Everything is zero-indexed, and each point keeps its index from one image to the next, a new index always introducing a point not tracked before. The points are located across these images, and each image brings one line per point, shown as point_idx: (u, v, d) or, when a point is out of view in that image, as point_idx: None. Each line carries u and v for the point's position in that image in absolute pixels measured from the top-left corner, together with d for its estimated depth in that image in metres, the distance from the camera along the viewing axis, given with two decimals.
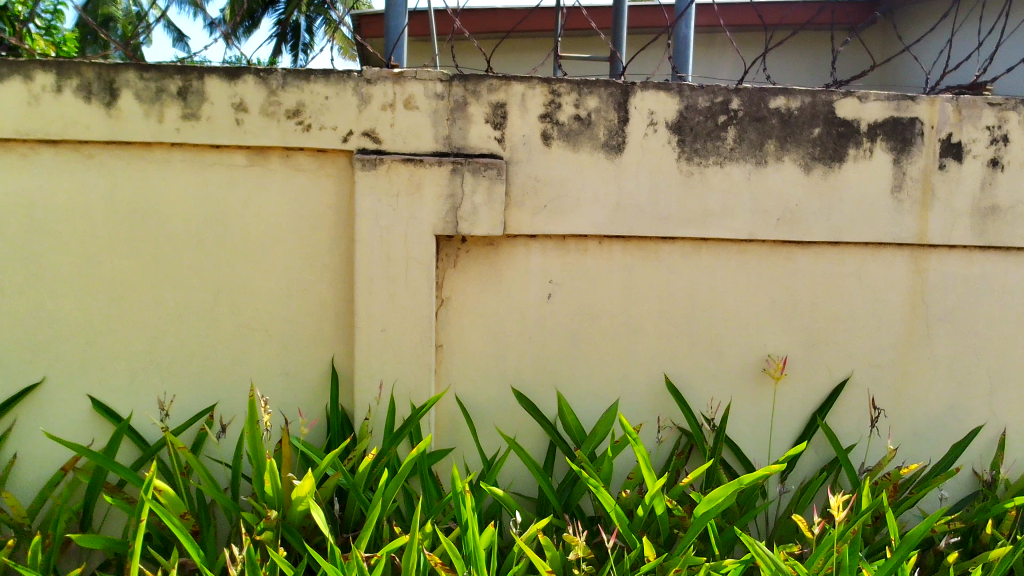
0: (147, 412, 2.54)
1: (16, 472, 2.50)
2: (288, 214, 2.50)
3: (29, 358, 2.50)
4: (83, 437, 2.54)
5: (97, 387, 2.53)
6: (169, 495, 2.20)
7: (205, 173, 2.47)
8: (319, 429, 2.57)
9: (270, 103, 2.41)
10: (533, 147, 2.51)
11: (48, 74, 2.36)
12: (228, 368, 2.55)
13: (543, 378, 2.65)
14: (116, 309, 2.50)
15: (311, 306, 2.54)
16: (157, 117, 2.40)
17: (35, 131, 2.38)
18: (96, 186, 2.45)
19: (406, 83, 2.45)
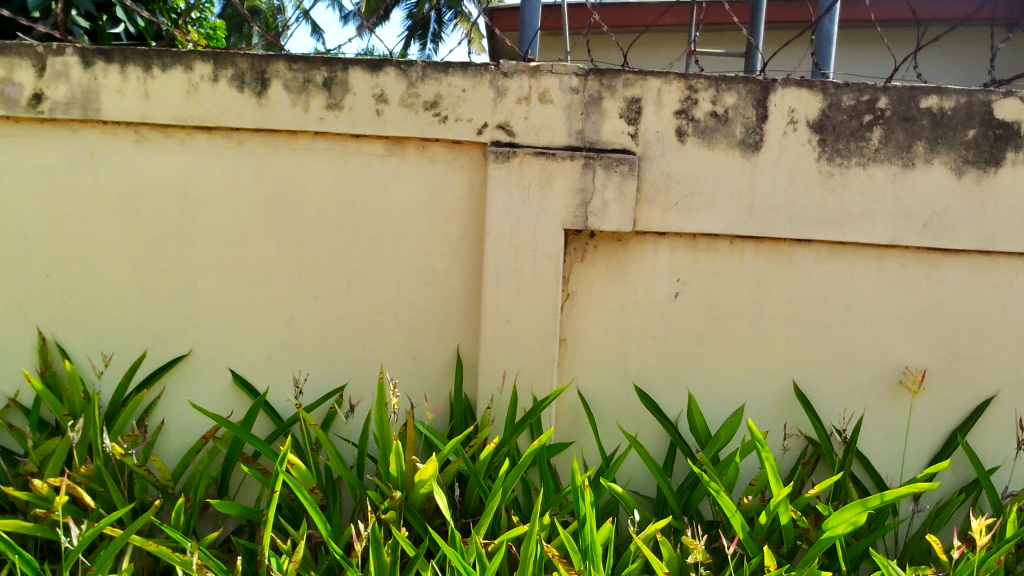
0: (282, 389, 2.66)
1: (163, 438, 2.68)
2: (421, 203, 2.57)
3: (178, 332, 2.66)
4: (223, 408, 2.68)
5: (237, 362, 2.66)
6: (301, 469, 2.31)
7: (345, 161, 2.56)
8: (443, 414, 2.63)
9: (409, 95, 2.47)
10: (666, 143, 2.47)
11: (206, 64, 2.50)
12: (358, 350, 2.64)
13: (667, 377, 2.62)
14: (258, 289, 2.63)
15: (440, 295, 2.60)
16: (303, 107, 2.50)
17: (192, 118, 2.53)
18: (245, 172, 2.58)
19: (542, 77, 2.46)
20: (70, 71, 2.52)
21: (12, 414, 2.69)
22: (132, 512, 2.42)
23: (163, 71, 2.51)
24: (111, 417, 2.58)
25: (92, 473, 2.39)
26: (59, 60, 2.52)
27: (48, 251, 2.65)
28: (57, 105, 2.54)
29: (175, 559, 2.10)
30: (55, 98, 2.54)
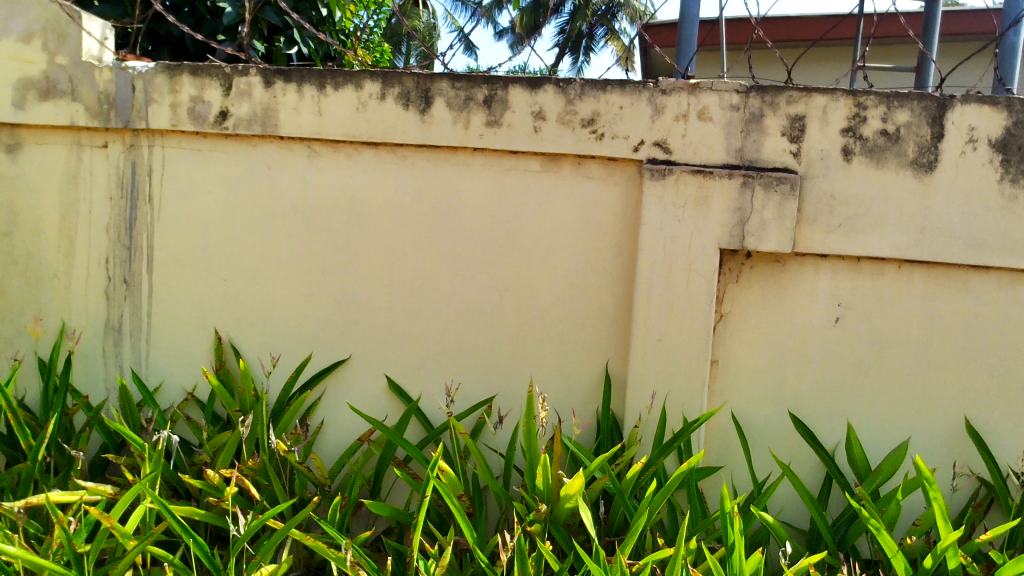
0: (434, 397, 2.73)
1: (323, 437, 2.81)
2: (575, 219, 2.59)
3: (340, 337, 2.79)
4: (379, 413, 2.79)
5: (393, 368, 2.76)
6: (450, 476, 2.37)
7: (501, 176, 2.61)
8: (591, 430, 2.63)
9: (567, 112, 2.50)
10: (831, 162, 2.38)
11: (375, 83, 2.62)
12: (509, 362, 2.68)
13: (824, 406, 2.52)
14: (415, 298, 2.72)
15: (591, 311, 2.61)
16: (464, 124, 2.57)
17: (360, 134, 2.65)
18: (407, 186, 2.69)
19: (701, 94, 2.43)
20: (253, 90, 2.71)
21: (190, 408, 2.90)
22: (293, 506, 2.56)
23: (336, 89, 2.65)
24: (277, 415, 2.74)
25: (258, 466, 2.55)
26: (244, 80, 2.71)
27: (227, 257, 2.84)
28: (241, 121, 2.73)
29: (330, 554, 2.20)
30: (239, 115, 2.73)
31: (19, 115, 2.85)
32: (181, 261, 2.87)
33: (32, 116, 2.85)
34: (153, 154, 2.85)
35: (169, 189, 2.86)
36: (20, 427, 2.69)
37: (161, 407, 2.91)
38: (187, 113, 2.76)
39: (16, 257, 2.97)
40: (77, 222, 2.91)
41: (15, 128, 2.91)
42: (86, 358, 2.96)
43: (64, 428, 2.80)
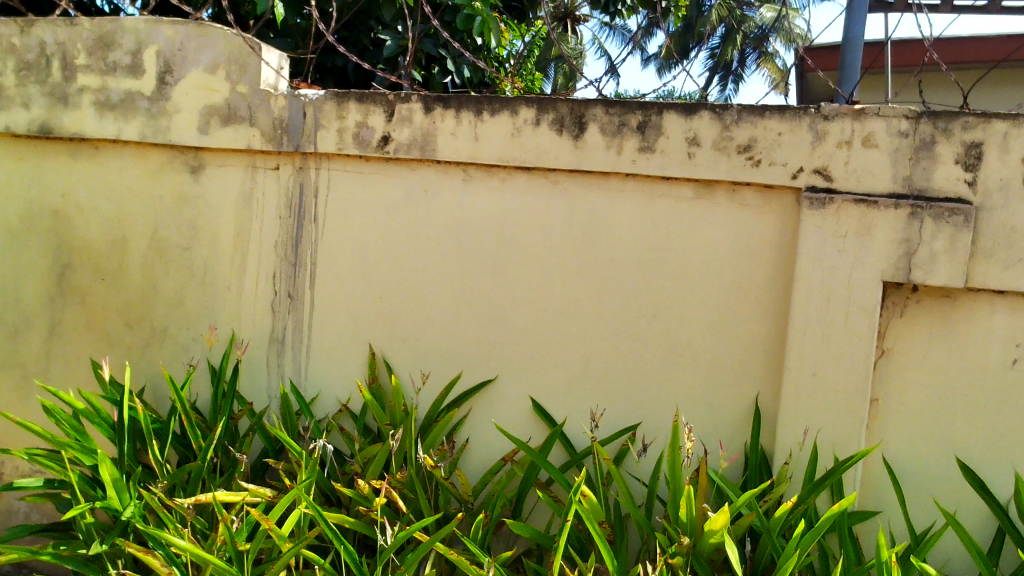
0: (578, 421, 2.73)
1: (468, 454, 2.87)
2: (728, 246, 2.53)
3: (487, 358, 2.84)
4: (523, 434, 2.82)
5: (538, 391, 2.78)
6: (592, 502, 2.36)
7: (653, 202, 2.60)
8: (738, 464, 2.56)
9: (723, 138, 2.46)
10: (1011, 193, 2.23)
11: (530, 109, 2.67)
12: (654, 390, 2.65)
13: (996, 454, 2.34)
14: (562, 322, 2.74)
15: (742, 341, 2.54)
16: (616, 149, 2.58)
17: (514, 158, 2.71)
18: (558, 209, 2.72)
19: (867, 120, 2.33)
20: (414, 116, 2.82)
21: (343, 419, 3.02)
22: (437, 521, 2.63)
23: (492, 115, 2.72)
24: (425, 430, 2.82)
25: (406, 480, 2.64)
26: (406, 106, 2.83)
27: (383, 275, 2.96)
28: (401, 146, 2.85)
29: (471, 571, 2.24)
30: (400, 140, 2.85)
31: (203, 139, 3.09)
32: (341, 278, 3.02)
33: (214, 140, 3.08)
34: (320, 176, 3.01)
35: (332, 209, 3.01)
36: (191, 429, 2.89)
37: (317, 416, 3.05)
38: (352, 138, 2.91)
39: (195, 271, 3.20)
40: (249, 239, 3.12)
41: (199, 151, 3.15)
42: (251, 367, 3.14)
43: (230, 432, 2.99)
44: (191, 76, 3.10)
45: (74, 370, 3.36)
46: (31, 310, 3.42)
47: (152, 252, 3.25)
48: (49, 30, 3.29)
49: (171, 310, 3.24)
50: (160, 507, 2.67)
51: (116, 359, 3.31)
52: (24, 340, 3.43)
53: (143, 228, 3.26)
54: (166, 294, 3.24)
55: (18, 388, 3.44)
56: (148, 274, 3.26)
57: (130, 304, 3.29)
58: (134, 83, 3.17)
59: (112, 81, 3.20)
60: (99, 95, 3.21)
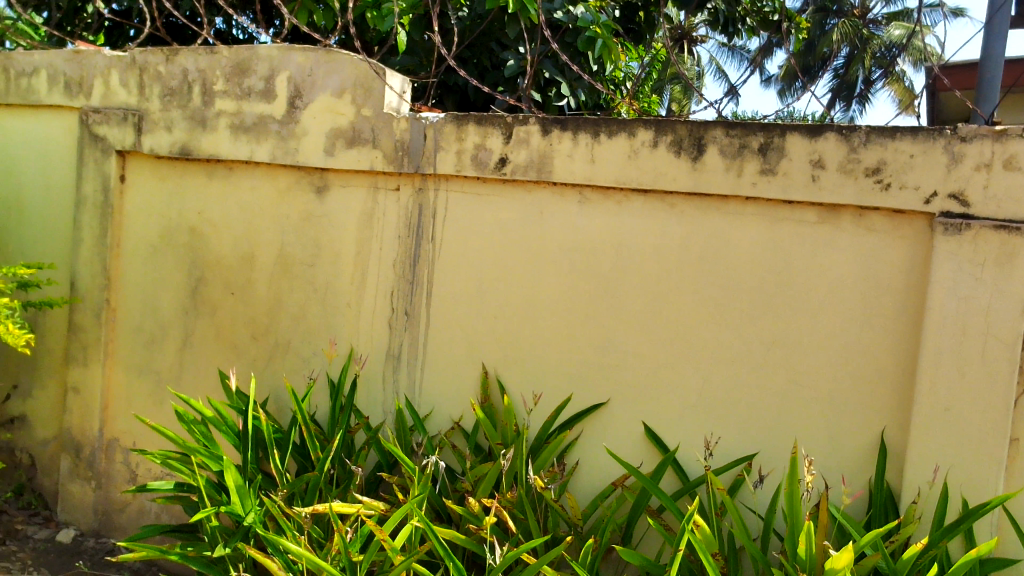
0: (692, 449, 2.67)
1: (578, 477, 2.85)
2: (853, 273, 2.44)
3: (599, 381, 2.82)
4: (634, 459, 2.78)
5: (650, 416, 2.74)
6: (705, 532, 2.30)
7: (774, 226, 2.54)
8: (862, 501, 2.44)
9: (850, 160, 2.39)
10: None
11: (648, 131, 2.66)
12: (772, 421, 2.56)
13: None
14: (677, 347, 2.69)
15: (868, 372, 2.43)
16: (736, 172, 2.54)
17: (630, 180, 2.70)
18: (674, 233, 2.68)
19: (1009, 141, 2.20)
20: (531, 138, 2.85)
21: (455, 436, 3.06)
22: (546, 543, 2.62)
23: (609, 137, 2.72)
24: (535, 451, 2.83)
25: (515, 499, 2.65)
26: (523, 128, 2.86)
27: (498, 295, 2.99)
28: (518, 167, 2.88)
29: None
30: (516, 162, 2.88)
31: (328, 161, 3.21)
32: (456, 297, 3.06)
33: (339, 161, 3.20)
34: (438, 197, 3.08)
35: (449, 230, 3.07)
36: (311, 440, 2.99)
37: (430, 433, 3.09)
38: (471, 160, 2.96)
39: (317, 287, 3.32)
40: (369, 258, 3.21)
41: (324, 172, 3.28)
42: (368, 383, 3.23)
43: (347, 445, 3.07)
44: (319, 100, 3.24)
45: (204, 380, 3.53)
46: (167, 321, 3.62)
47: (278, 268, 3.39)
48: (192, 58, 3.51)
49: (294, 325, 3.37)
50: (279, 515, 2.77)
51: (242, 370, 3.46)
52: (160, 350, 3.63)
53: (271, 245, 3.40)
54: (290, 309, 3.37)
55: (152, 394, 3.64)
56: (274, 290, 3.40)
57: (257, 318, 3.44)
58: (266, 107, 3.34)
59: (247, 106, 3.38)
60: (235, 119, 3.40)
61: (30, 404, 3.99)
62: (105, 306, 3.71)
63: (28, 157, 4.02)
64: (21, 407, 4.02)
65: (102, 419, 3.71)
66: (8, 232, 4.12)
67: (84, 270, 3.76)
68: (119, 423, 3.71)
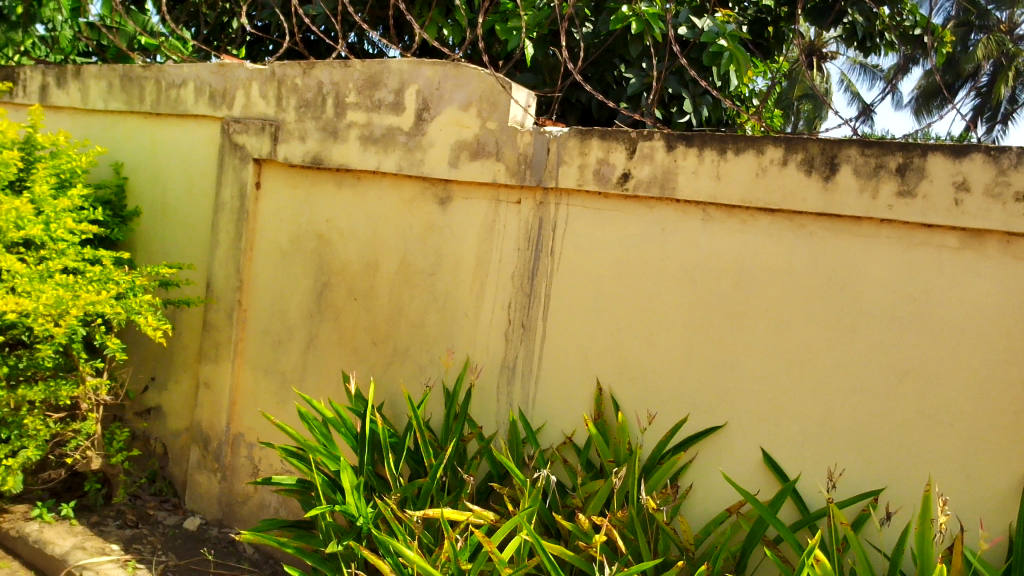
0: (814, 480, 2.57)
1: (692, 500, 2.79)
2: (999, 302, 2.31)
3: (717, 404, 2.75)
4: (752, 485, 2.69)
5: (770, 442, 2.65)
6: (826, 568, 2.20)
7: (910, 251, 2.43)
8: (1002, 548, 2.28)
9: (997, 183, 2.28)
10: None
11: (778, 149, 2.59)
12: (902, 455, 2.44)
13: None
14: (801, 372, 2.60)
15: (1010, 407, 2.29)
16: (871, 193, 2.45)
17: (757, 199, 2.63)
18: (802, 254, 2.60)
19: None
20: (655, 154, 2.82)
21: (567, 451, 3.04)
22: (656, 566, 2.57)
23: (736, 154, 2.66)
24: (648, 471, 2.78)
25: (626, 519, 2.61)
26: (648, 144, 2.84)
27: (615, 311, 2.96)
28: (640, 183, 2.85)
29: None
30: (639, 178, 2.85)
31: (452, 172, 3.28)
32: (573, 311, 3.05)
33: (463, 173, 3.25)
34: (559, 211, 3.08)
35: (568, 243, 3.06)
36: (425, 446, 3.04)
37: (542, 446, 3.09)
38: (593, 175, 2.95)
39: (436, 296, 3.38)
40: (488, 269, 3.25)
41: (448, 183, 3.34)
42: (482, 393, 3.25)
43: (459, 453, 3.10)
44: (446, 113, 3.31)
45: (325, 382, 3.65)
46: (293, 323, 3.76)
47: (400, 276, 3.48)
48: (327, 71, 3.65)
49: (412, 332, 3.44)
50: (392, 518, 2.83)
51: (361, 373, 3.56)
52: (285, 350, 3.78)
53: (394, 253, 3.49)
54: (409, 316, 3.45)
55: (276, 393, 3.79)
56: (395, 297, 3.49)
57: (377, 324, 3.53)
58: (395, 119, 3.44)
59: (377, 118, 3.49)
60: (365, 130, 3.51)
61: (164, 396, 4.23)
62: (236, 307, 3.88)
63: (173, 163, 4.28)
64: (157, 398, 4.26)
65: (230, 414, 3.89)
66: (153, 233, 4.39)
67: (220, 272, 3.96)
68: (244, 418, 3.87)
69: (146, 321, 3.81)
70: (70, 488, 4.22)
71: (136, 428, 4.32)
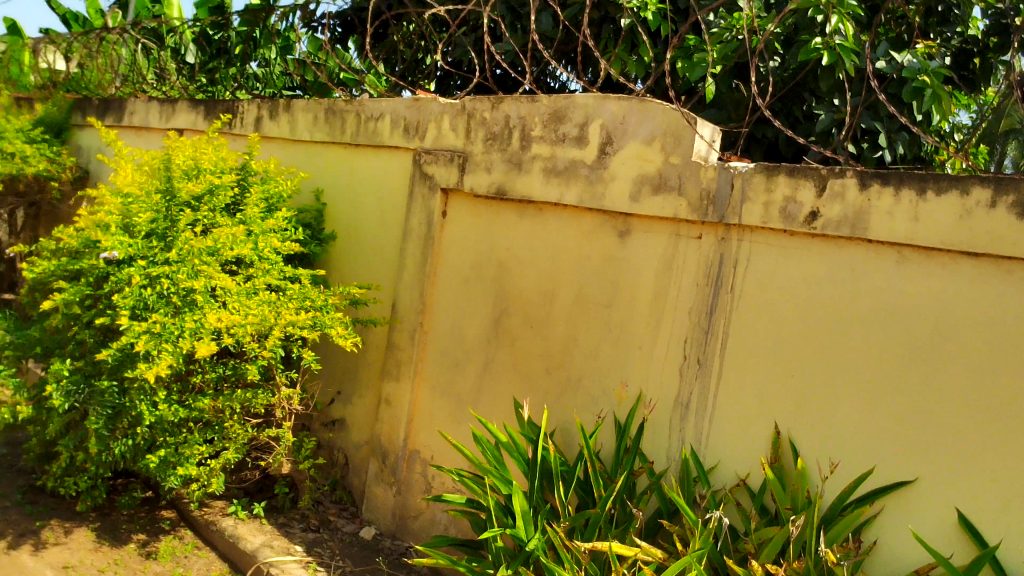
0: (1018, 548, 2.37)
1: (875, 557, 2.64)
2: None
3: (906, 458, 2.59)
4: (944, 548, 2.51)
5: (967, 503, 2.47)
6: None
7: None
8: None
9: None
10: None
11: (985, 189, 2.44)
12: None
13: None
14: (1006, 429, 2.41)
15: None
16: None
17: (960, 242, 2.49)
18: (1010, 303, 2.43)
19: None
20: (847, 192, 2.72)
21: (740, 493, 2.96)
22: None
23: (938, 194, 2.53)
24: (829, 523, 2.66)
25: (801, 569, 2.53)
26: (839, 182, 2.74)
27: (798, 352, 2.85)
28: (830, 222, 2.76)
29: None
30: (828, 216, 2.76)
31: (633, 206, 3.30)
32: (751, 350, 2.98)
33: (643, 207, 3.27)
34: (741, 248, 3.02)
35: (750, 281, 3.00)
36: (595, 477, 3.06)
37: (714, 486, 3.02)
38: (779, 212, 2.89)
39: (611, 328, 3.40)
40: (666, 303, 3.23)
41: (628, 217, 3.36)
42: (654, 428, 3.22)
43: (629, 486, 3.09)
44: (629, 148, 3.34)
45: (499, 406, 3.75)
46: (470, 347, 3.89)
47: (577, 306, 3.52)
48: (515, 106, 3.78)
49: (587, 363, 3.46)
50: (559, 546, 2.88)
51: (534, 401, 3.62)
52: (462, 374, 3.91)
53: (571, 284, 3.54)
54: (583, 347, 3.48)
55: (452, 413, 3.92)
56: (571, 328, 3.53)
57: (552, 352, 3.59)
58: (579, 152, 3.51)
59: (560, 151, 3.58)
60: (548, 163, 3.60)
61: (349, 409, 4.48)
62: (418, 328, 4.06)
63: (368, 191, 4.56)
64: (342, 410, 4.52)
65: (407, 431, 4.06)
66: (346, 255, 4.68)
67: (405, 295, 4.16)
68: (421, 436, 4.04)
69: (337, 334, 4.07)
70: (261, 488, 4.54)
71: (322, 438, 4.59)
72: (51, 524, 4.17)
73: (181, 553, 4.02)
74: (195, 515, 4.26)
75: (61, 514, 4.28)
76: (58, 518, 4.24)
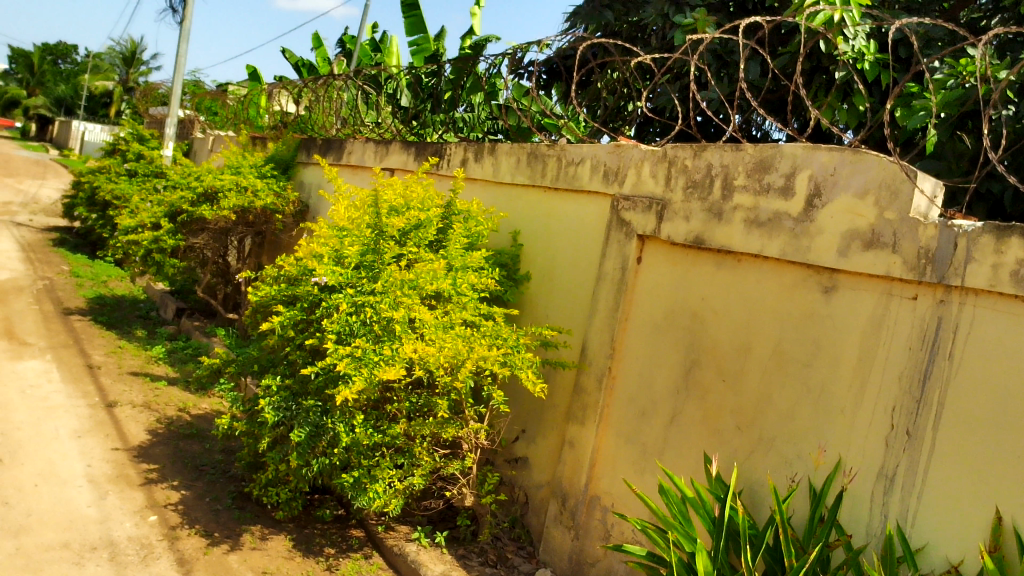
0: None
1: None
2: None
3: None
4: None
5: None
6: None
7: None
8: None
9: None
10: None
11: None
12: None
13: None
14: None
15: None
16: None
17: None
18: None
19: None
20: None
21: None
22: None
23: None
24: None
25: None
26: None
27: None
28: None
29: None
30: None
31: (841, 261, 3.15)
32: (969, 424, 2.73)
33: (853, 263, 3.11)
34: (963, 312, 2.79)
35: (971, 348, 2.75)
36: (786, 544, 2.89)
37: (920, 570, 2.77)
38: (1009, 276, 2.65)
39: (810, 388, 3.23)
40: (873, 366, 3.04)
41: (835, 273, 3.21)
42: (853, 498, 3.01)
43: (823, 559, 2.91)
44: (839, 201, 3.20)
45: (685, 459, 3.66)
46: (658, 396, 3.83)
47: (773, 362, 3.38)
48: (718, 154, 3.72)
49: (780, 422, 3.31)
50: None
51: (723, 457, 3.49)
52: (648, 422, 3.85)
53: (768, 339, 3.41)
54: (778, 405, 3.33)
55: (636, 462, 3.86)
56: (766, 384, 3.39)
57: (743, 408, 3.45)
58: (784, 204, 3.40)
59: (763, 202, 3.48)
60: (751, 214, 3.51)
61: (532, 448, 4.53)
62: (607, 373, 4.05)
63: (564, 234, 4.63)
64: (525, 449, 4.58)
65: (589, 475, 4.04)
66: (539, 296, 4.77)
67: (595, 338, 4.17)
68: (603, 482, 4.01)
69: (528, 374, 4.14)
70: (443, 518, 4.69)
71: (504, 474, 4.66)
72: (253, 530, 4.49)
73: (366, 572, 4.18)
74: (382, 536, 4.44)
75: (264, 521, 4.60)
76: (260, 525, 4.56)
